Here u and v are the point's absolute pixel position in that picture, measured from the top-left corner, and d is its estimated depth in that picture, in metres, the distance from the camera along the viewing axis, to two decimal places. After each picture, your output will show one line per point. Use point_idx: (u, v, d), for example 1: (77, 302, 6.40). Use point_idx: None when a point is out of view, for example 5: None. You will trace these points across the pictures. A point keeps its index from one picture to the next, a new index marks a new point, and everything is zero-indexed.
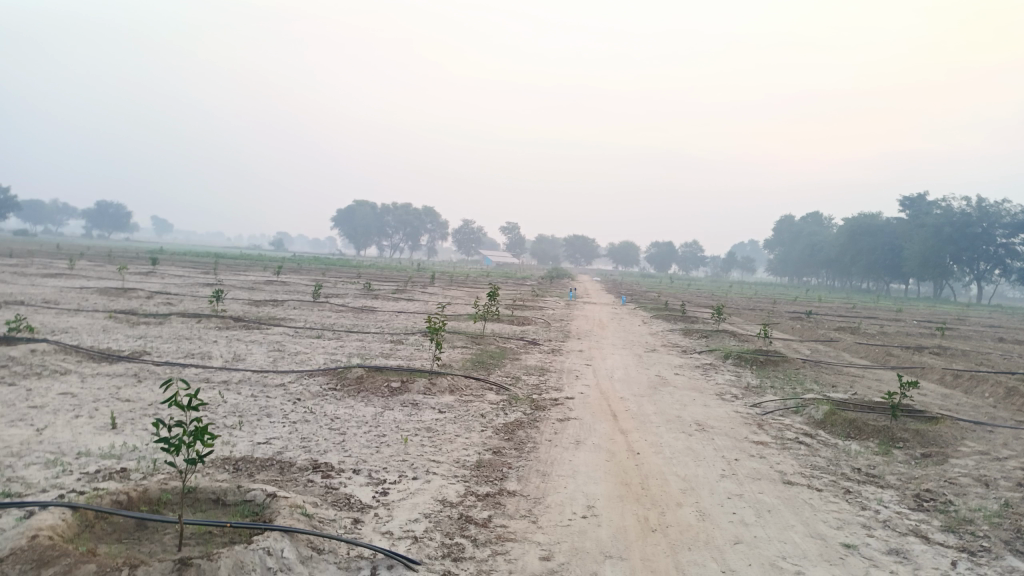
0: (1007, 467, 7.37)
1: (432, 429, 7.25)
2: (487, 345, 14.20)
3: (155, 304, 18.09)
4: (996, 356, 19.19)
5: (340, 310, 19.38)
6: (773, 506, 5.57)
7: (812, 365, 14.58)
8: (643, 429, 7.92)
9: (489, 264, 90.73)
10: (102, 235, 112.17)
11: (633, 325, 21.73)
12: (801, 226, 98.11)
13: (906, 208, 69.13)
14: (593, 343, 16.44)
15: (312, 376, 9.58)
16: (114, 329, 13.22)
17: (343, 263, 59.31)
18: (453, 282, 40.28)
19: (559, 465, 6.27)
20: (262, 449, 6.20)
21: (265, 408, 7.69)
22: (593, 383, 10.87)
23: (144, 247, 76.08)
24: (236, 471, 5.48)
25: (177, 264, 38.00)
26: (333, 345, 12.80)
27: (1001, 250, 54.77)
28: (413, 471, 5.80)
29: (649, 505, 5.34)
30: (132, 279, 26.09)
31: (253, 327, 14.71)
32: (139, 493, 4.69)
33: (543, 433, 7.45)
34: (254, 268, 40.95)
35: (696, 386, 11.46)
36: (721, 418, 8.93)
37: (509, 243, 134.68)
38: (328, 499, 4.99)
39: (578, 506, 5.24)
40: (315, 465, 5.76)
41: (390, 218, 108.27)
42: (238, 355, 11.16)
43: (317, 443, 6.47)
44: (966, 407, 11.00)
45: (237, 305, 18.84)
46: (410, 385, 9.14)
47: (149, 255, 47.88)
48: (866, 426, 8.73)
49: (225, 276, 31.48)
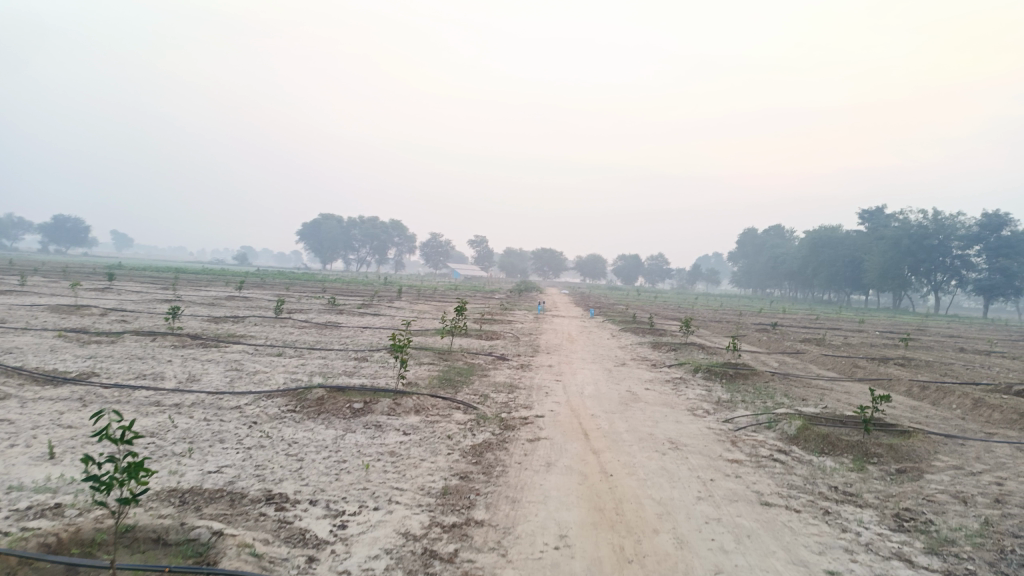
0: (983, 483, 7.25)
1: (396, 453, 6.91)
2: (454, 362, 13.84)
3: (109, 322, 17.39)
4: (959, 366, 19.36)
5: (302, 327, 18.85)
6: (752, 531, 5.34)
7: (782, 378, 14.51)
8: (615, 449, 7.67)
9: (456, 278, 90.11)
10: (57, 250, 109.11)
11: (603, 338, 21.54)
12: (764, 239, 99.60)
13: (865, 221, 70.53)
14: (563, 358, 16.18)
15: (270, 397, 9.17)
16: (63, 349, 12.60)
17: (308, 278, 58.29)
18: (420, 296, 39.83)
19: (529, 490, 5.98)
20: (212, 478, 5.81)
21: (218, 433, 7.28)
22: (564, 400, 10.60)
23: (101, 261, 74.19)
24: (182, 505, 5.09)
25: (135, 280, 37.01)
26: (294, 364, 12.34)
27: (956, 262, 55.72)
28: (374, 500, 5.45)
29: (624, 534, 5.07)
30: (87, 296, 25.18)
31: (211, 345, 14.17)
32: (70, 534, 4.26)
33: (512, 455, 7.16)
34: (215, 283, 39.91)
35: (668, 401, 11.25)
36: (694, 435, 8.73)
37: (478, 258, 134.14)
38: (280, 535, 4.63)
39: (550, 536, 4.96)
40: (268, 496, 5.38)
41: (356, 232, 107.15)
42: (193, 375, 10.67)
43: (273, 471, 6.09)
44: (937, 419, 10.98)
45: (195, 322, 18.20)
46: (373, 406, 8.77)
47: (106, 271, 46.41)
48: (839, 441, 8.59)
49: (185, 291, 30.65)
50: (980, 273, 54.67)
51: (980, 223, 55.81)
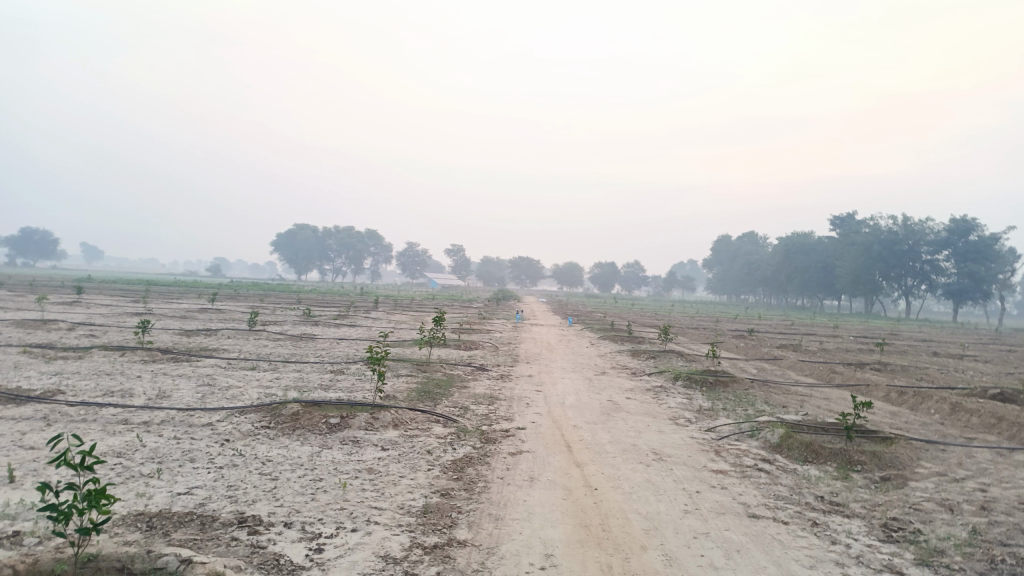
0: (968, 489, 7.21)
1: (374, 470, 6.70)
2: (433, 374, 13.62)
3: (77, 337, 16.93)
4: (934, 371, 19.48)
5: (277, 339, 18.49)
6: (741, 546, 5.22)
7: (761, 385, 14.46)
8: (599, 461, 7.53)
9: (432, 288, 89.74)
10: (25, 263, 106.95)
11: (582, 347, 21.41)
12: (738, 245, 100.55)
13: (837, 227, 71.44)
14: (542, 367, 16.03)
15: (244, 413, 8.91)
16: (28, 366, 12.20)
17: (281, 288, 57.58)
18: (396, 306, 39.39)
19: (513, 507, 5.81)
20: (182, 500, 5.57)
21: (188, 452, 7.01)
22: (544, 411, 10.44)
23: (70, 275, 72.63)
24: (149, 530, 4.86)
25: (104, 293, 36.11)
26: (269, 378, 12.06)
27: (926, 267, 56.47)
28: (352, 521, 5.25)
29: (612, 552, 4.92)
30: (54, 310, 24.56)
31: (182, 360, 13.80)
32: (27, 566, 3.99)
33: (494, 469, 6.98)
34: (187, 295, 39.21)
35: (650, 411, 11.13)
36: (678, 445, 8.62)
37: (455, 266, 133.71)
38: (253, 561, 4.41)
39: (535, 555, 4.79)
40: (241, 519, 5.16)
41: (332, 242, 106.30)
42: (164, 391, 10.35)
43: (246, 491, 5.86)
44: (916, 425, 10.99)
45: (166, 336, 17.76)
46: (350, 421, 8.54)
47: (74, 285, 45.28)
48: (822, 449, 8.52)
49: (156, 304, 30.05)
50: (950, 278, 55.36)
51: (949, 228, 56.56)
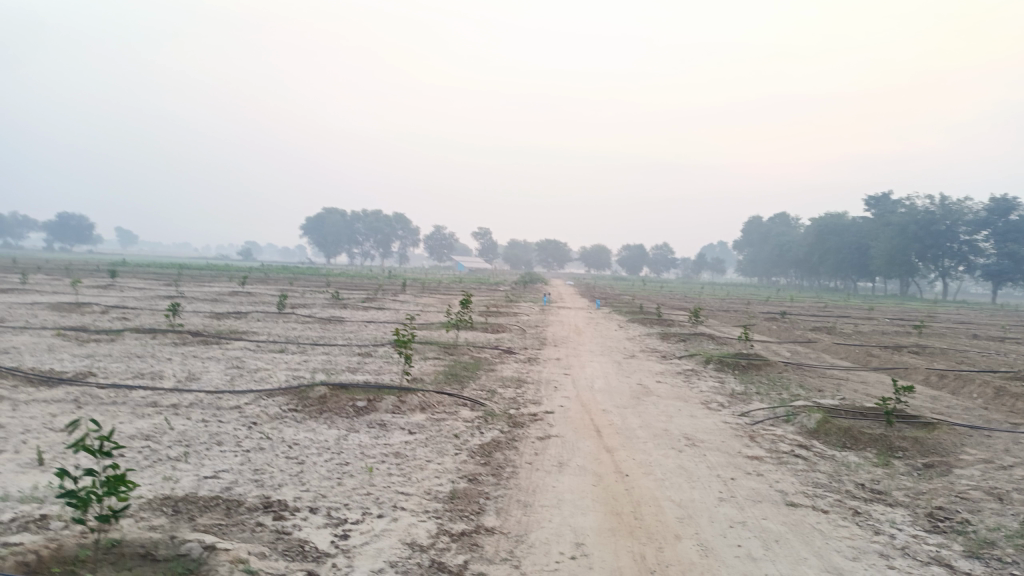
0: (1017, 478, 6.90)
1: (401, 454, 6.60)
2: (460, 356, 13.52)
3: (109, 320, 17.12)
4: (974, 354, 18.93)
5: (305, 322, 18.56)
6: (781, 535, 5.02)
7: (795, 368, 14.13)
8: (630, 446, 7.35)
9: (460, 271, 89.77)
10: (61, 247, 109.07)
11: (610, 330, 21.16)
12: (769, 226, 99.04)
13: (871, 207, 69.90)
14: (571, 350, 15.85)
15: (271, 396, 8.87)
16: (61, 348, 12.34)
17: (311, 272, 58.12)
18: (423, 289, 39.44)
19: (542, 493, 5.67)
20: (208, 484, 5.52)
21: (216, 435, 6.98)
22: (573, 394, 10.27)
23: (104, 259, 73.86)
24: (174, 515, 4.81)
25: (138, 277, 36.61)
26: (297, 360, 12.04)
27: (964, 248, 54.86)
28: (378, 507, 5.14)
29: (645, 541, 4.75)
30: (89, 293, 24.93)
31: (212, 342, 13.88)
32: (51, 551, 3.93)
33: (522, 454, 6.85)
34: (218, 279, 39.75)
35: (681, 394, 10.93)
36: (711, 430, 8.41)
37: (482, 249, 133.59)
38: (277, 548, 4.32)
39: (566, 544, 4.65)
40: (266, 504, 5.09)
41: (360, 225, 106.83)
42: (193, 374, 10.39)
43: (272, 475, 5.80)
44: (959, 410, 10.62)
45: (196, 319, 17.90)
46: (377, 404, 8.46)
47: (107, 268, 46.08)
48: (862, 435, 8.24)
49: (187, 287, 30.36)
50: (988, 258, 53.97)
51: (988, 207, 55.01)
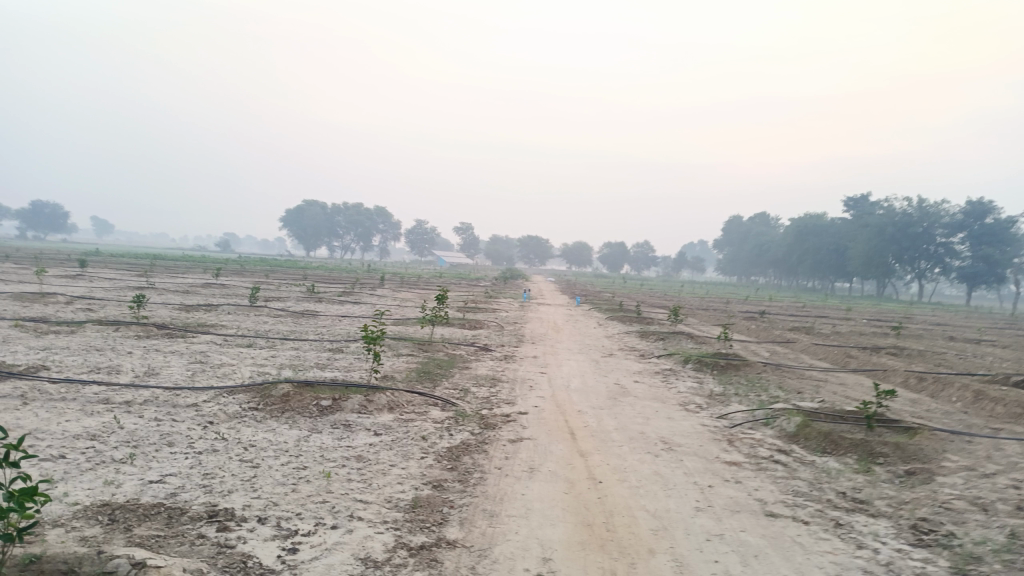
0: (1000, 486, 6.70)
1: (363, 458, 6.26)
2: (434, 353, 13.16)
3: (73, 311, 16.52)
4: (952, 356, 18.88)
5: (277, 315, 18.09)
6: (760, 550, 4.75)
7: (774, 369, 13.94)
8: (605, 450, 7.07)
9: (442, 265, 89.23)
10: (33, 236, 106.97)
11: (589, 327, 20.94)
12: (748, 225, 99.34)
13: (849, 209, 70.41)
14: (548, 348, 15.53)
15: (233, 393, 8.48)
16: (17, 340, 11.81)
17: (289, 264, 57.50)
18: (400, 284, 38.89)
19: (509, 502, 5.35)
20: (152, 490, 5.14)
21: (167, 435, 6.58)
22: (548, 395, 9.95)
23: (75, 248, 72.37)
24: (110, 524, 4.44)
25: (109, 267, 35.60)
26: (264, 356, 11.61)
27: (940, 250, 55.59)
28: (333, 517, 4.80)
29: (616, 556, 4.45)
30: (56, 283, 24.23)
31: (176, 335, 13.41)
32: None
33: (491, 458, 6.53)
34: (193, 270, 39.08)
35: (658, 395, 10.67)
36: (688, 434, 8.15)
37: (465, 244, 133.22)
38: (216, 564, 3.97)
39: (532, 559, 4.34)
40: (211, 513, 4.73)
41: (341, 218, 105.95)
42: (152, 369, 9.96)
43: (222, 481, 5.43)
44: (939, 414, 10.46)
45: (165, 311, 17.36)
46: (343, 403, 8.10)
47: (79, 258, 45.06)
48: (842, 440, 8.02)
49: (161, 278, 29.76)
50: (963, 261, 54.39)
51: (964, 210, 55.44)
